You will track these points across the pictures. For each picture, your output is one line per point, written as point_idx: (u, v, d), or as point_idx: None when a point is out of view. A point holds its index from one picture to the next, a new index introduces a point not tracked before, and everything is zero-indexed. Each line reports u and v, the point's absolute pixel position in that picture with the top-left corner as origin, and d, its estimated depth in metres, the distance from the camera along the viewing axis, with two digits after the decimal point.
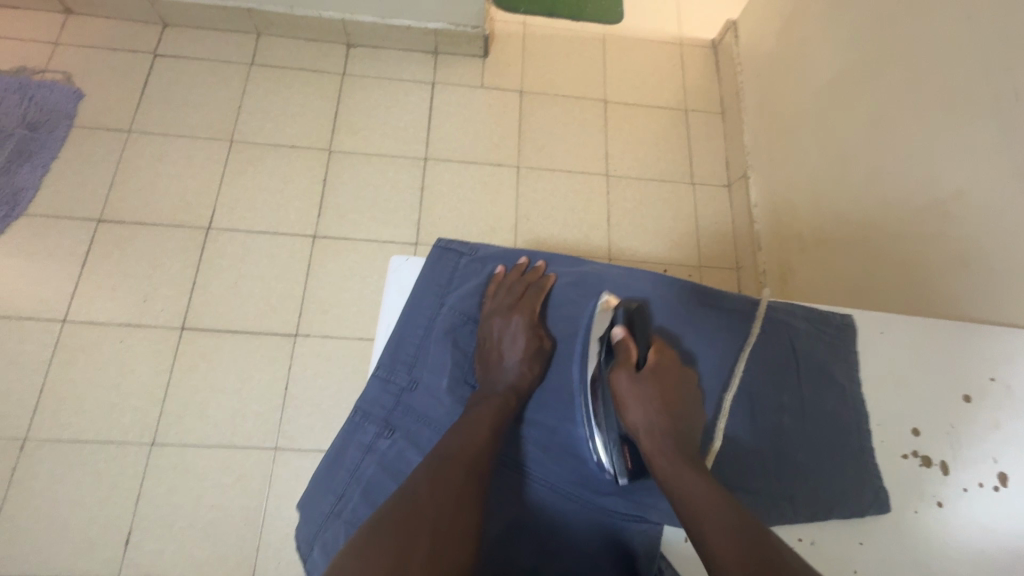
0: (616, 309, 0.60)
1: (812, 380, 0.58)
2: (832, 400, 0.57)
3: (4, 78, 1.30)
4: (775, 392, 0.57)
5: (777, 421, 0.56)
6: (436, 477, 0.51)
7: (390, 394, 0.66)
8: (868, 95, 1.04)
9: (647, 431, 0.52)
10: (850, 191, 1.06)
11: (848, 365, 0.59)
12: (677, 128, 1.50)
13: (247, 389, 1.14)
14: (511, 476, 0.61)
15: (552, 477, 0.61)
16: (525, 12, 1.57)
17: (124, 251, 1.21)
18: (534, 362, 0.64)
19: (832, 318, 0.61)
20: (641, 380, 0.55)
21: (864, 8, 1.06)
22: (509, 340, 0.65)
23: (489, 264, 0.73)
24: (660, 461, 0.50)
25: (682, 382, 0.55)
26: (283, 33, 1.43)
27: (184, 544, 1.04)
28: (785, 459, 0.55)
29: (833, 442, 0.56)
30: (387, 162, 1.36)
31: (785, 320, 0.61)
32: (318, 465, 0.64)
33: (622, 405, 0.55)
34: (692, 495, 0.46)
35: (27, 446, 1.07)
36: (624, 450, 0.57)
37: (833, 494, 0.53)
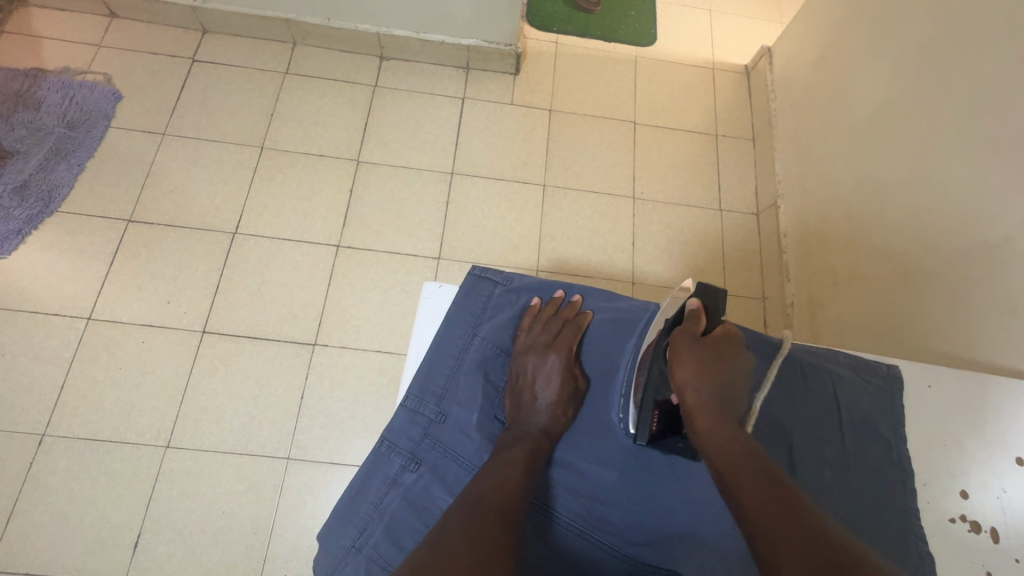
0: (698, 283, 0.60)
1: (856, 435, 0.55)
2: (877, 456, 0.54)
3: (47, 77, 1.34)
4: (816, 443, 0.54)
5: (821, 476, 0.53)
6: (472, 529, 0.49)
7: (418, 426, 0.64)
8: (910, 130, 1.01)
9: (695, 387, 0.52)
10: (889, 227, 1.03)
11: (895, 418, 0.56)
12: (707, 153, 1.48)
13: (263, 396, 1.14)
14: (538, 519, 0.59)
15: (578, 517, 0.59)
16: (558, 31, 1.57)
17: (152, 252, 1.23)
18: (567, 403, 0.64)
19: (877, 366, 0.59)
20: (704, 344, 0.54)
21: (907, 42, 1.04)
22: (543, 381, 0.65)
23: (524, 296, 0.73)
24: (702, 415, 0.50)
25: (741, 357, 0.54)
26: (318, 44, 1.45)
27: (193, 549, 1.04)
28: (827, 516, 0.51)
29: (882, 503, 0.52)
30: (414, 174, 1.36)
31: (829, 367, 0.58)
32: (339, 496, 0.62)
33: (676, 360, 0.54)
34: (727, 451, 0.46)
35: (45, 442, 1.08)
36: (654, 415, 0.58)
37: None
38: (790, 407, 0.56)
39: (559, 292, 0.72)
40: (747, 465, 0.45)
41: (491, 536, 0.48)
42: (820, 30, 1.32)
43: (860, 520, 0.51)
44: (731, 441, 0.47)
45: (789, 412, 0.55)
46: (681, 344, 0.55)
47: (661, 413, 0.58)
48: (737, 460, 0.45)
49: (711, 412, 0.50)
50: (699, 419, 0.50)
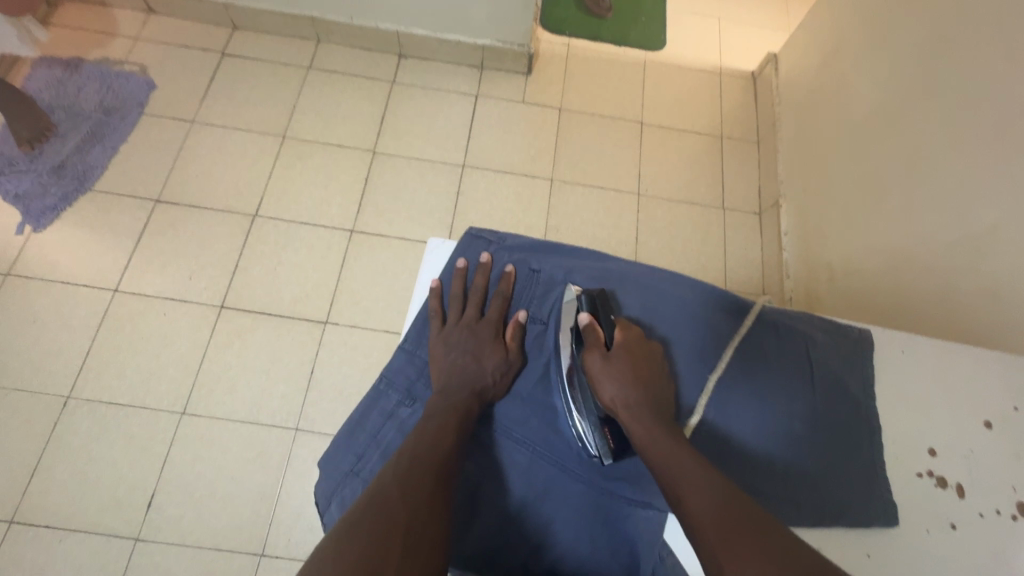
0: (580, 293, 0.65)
1: (825, 390, 0.58)
2: (846, 406, 0.57)
3: (87, 66, 1.43)
4: (787, 398, 0.57)
5: (786, 424, 0.56)
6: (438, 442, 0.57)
7: (415, 367, 0.70)
8: (904, 126, 1.04)
9: (624, 406, 0.56)
10: (883, 221, 1.06)
11: (864, 377, 0.59)
12: (711, 154, 1.52)
13: (276, 370, 1.19)
14: (521, 455, 0.63)
15: (555, 455, 0.63)
16: (570, 35, 1.63)
17: (176, 230, 1.29)
18: (501, 370, 0.66)
19: (851, 332, 0.63)
20: (613, 358, 0.59)
21: (904, 43, 1.08)
22: (477, 347, 0.67)
23: (515, 253, 0.75)
24: (637, 432, 0.54)
25: (651, 360, 0.59)
26: (341, 41, 1.52)
27: (203, 512, 1.08)
28: (789, 463, 0.55)
29: (844, 452, 0.55)
30: (426, 166, 1.42)
31: (803, 329, 0.62)
32: (340, 426, 0.67)
33: (597, 385, 0.59)
34: (666, 460, 0.50)
35: (70, 404, 1.14)
36: (605, 431, 0.60)
37: (840, 503, 0.53)
38: (762, 362, 0.59)
39: (549, 249, 0.74)
40: (685, 474, 0.48)
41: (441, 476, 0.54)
42: (823, 35, 1.35)
43: (818, 465, 0.55)
44: (667, 454, 0.51)
45: (760, 365, 0.59)
46: (595, 369, 0.59)
47: (612, 427, 0.60)
48: (676, 471, 0.49)
49: (642, 430, 0.54)
50: (637, 439, 0.54)
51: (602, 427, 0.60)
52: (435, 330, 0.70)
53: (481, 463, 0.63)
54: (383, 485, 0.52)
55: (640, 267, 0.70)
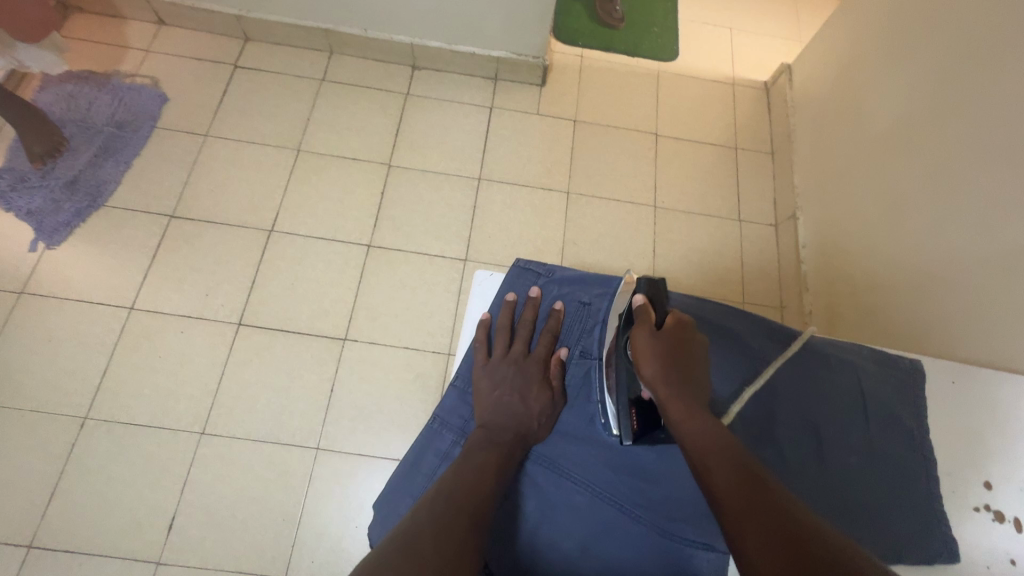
0: (639, 280, 0.67)
1: (880, 423, 0.60)
2: (900, 443, 0.59)
3: (99, 79, 1.41)
4: (844, 432, 0.59)
5: (843, 461, 0.58)
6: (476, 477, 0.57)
7: (466, 405, 0.71)
8: (924, 143, 1.05)
9: (664, 382, 0.57)
10: (905, 237, 1.06)
11: (916, 408, 0.61)
12: (726, 165, 1.52)
13: (295, 388, 1.18)
14: (576, 493, 0.64)
15: (612, 494, 0.63)
16: (583, 46, 1.63)
17: (192, 246, 1.28)
18: (547, 410, 0.67)
19: (902, 364, 0.64)
20: (660, 335, 0.59)
21: (923, 59, 1.08)
22: (525, 387, 0.68)
23: (564, 286, 0.76)
24: (674, 408, 0.55)
25: (699, 345, 0.60)
26: (353, 53, 1.51)
27: (224, 534, 1.07)
28: (851, 499, 0.56)
29: (903, 486, 0.57)
30: (442, 180, 1.41)
31: (855, 361, 0.63)
32: (395, 468, 0.66)
33: (639, 359, 0.59)
34: (702, 439, 0.52)
35: (87, 425, 1.12)
36: (631, 413, 0.62)
37: (906, 539, 0.55)
38: (817, 396, 0.61)
39: (599, 283, 0.75)
40: (720, 455, 0.50)
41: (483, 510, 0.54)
42: (839, 47, 1.35)
43: (879, 504, 0.56)
44: (702, 433, 0.52)
45: (815, 402, 0.61)
46: (640, 343, 0.60)
47: (638, 409, 0.62)
48: (710, 450, 0.50)
49: (679, 406, 0.55)
50: (673, 417, 0.55)
51: (630, 408, 0.62)
52: (483, 362, 0.72)
53: (540, 504, 0.63)
54: (423, 516, 0.51)
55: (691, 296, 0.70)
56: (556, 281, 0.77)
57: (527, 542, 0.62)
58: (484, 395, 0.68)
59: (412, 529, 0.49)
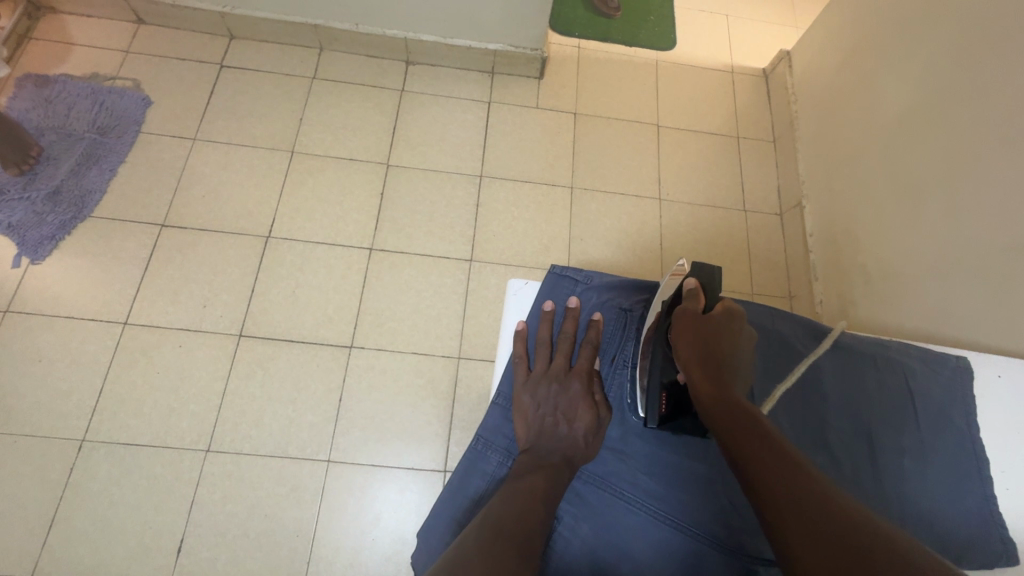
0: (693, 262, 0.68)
1: (930, 424, 0.64)
2: (951, 443, 0.63)
3: (77, 83, 1.34)
4: (895, 433, 0.63)
5: (898, 464, 0.61)
6: (524, 512, 0.54)
7: (510, 423, 0.70)
8: (941, 128, 1.03)
9: (700, 361, 0.58)
10: (923, 224, 1.05)
11: (966, 407, 0.64)
12: (729, 154, 1.50)
13: (302, 399, 1.14)
14: (629, 511, 0.62)
15: (669, 511, 0.61)
16: (579, 36, 1.59)
17: (186, 256, 1.23)
18: (592, 428, 0.65)
19: (947, 360, 0.67)
20: (706, 317, 0.61)
21: (936, 43, 1.07)
22: (569, 407, 0.67)
23: (605, 294, 0.74)
24: (705, 385, 0.56)
25: (740, 333, 0.61)
26: (345, 49, 1.46)
27: (236, 553, 1.04)
28: (909, 504, 0.60)
29: (959, 488, 0.61)
30: (443, 178, 1.37)
31: (903, 360, 0.67)
32: (442, 490, 0.66)
33: (679, 336, 0.62)
34: (729, 411, 0.52)
35: (85, 447, 1.07)
36: (661, 397, 0.63)
37: (965, 543, 0.59)
38: (869, 400, 0.65)
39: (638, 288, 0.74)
40: (747, 422, 0.50)
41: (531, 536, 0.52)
42: (842, 33, 1.34)
43: (938, 505, 0.60)
44: (729, 404, 0.53)
45: (867, 406, 0.64)
46: (682, 322, 0.62)
47: (668, 394, 0.63)
48: (738, 418, 0.51)
49: (711, 381, 0.56)
50: (701, 390, 0.57)
51: (660, 391, 0.63)
52: (522, 379, 0.71)
53: (594, 525, 0.62)
54: (470, 549, 0.48)
55: (732, 301, 0.72)
56: (594, 288, 0.74)
57: (584, 565, 0.60)
58: (525, 414, 0.67)
59: (460, 553, 0.48)
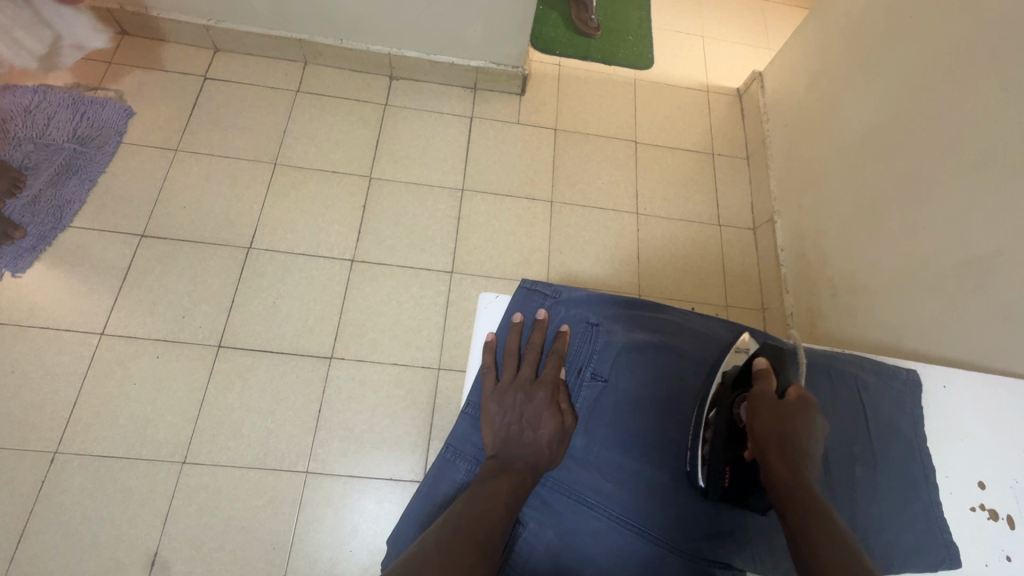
0: (766, 343, 0.64)
1: (880, 434, 0.66)
2: (900, 452, 0.66)
3: (57, 93, 1.34)
4: (848, 443, 0.65)
5: (850, 471, 0.63)
6: (483, 513, 0.55)
7: (478, 432, 0.71)
8: (901, 149, 1.09)
9: (776, 445, 0.54)
10: (885, 241, 1.10)
11: (912, 417, 0.68)
12: (704, 170, 1.55)
13: (282, 409, 1.14)
14: (595, 521, 0.63)
15: (630, 517, 0.63)
16: (560, 55, 1.64)
17: (166, 266, 1.23)
18: (557, 437, 0.65)
19: (898, 373, 0.70)
20: (782, 400, 0.57)
21: (897, 70, 1.13)
22: (534, 415, 0.66)
23: (574, 308, 0.75)
24: (779, 472, 0.52)
25: (815, 423, 0.56)
26: (329, 63, 1.48)
27: (212, 567, 1.03)
28: (859, 511, 0.62)
29: (904, 494, 0.64)
30: (425, 191, 1.39)
31: (856, 372, 0.69)
32: (412, 498, 0.67)
33: (753, 415, 0.57)
34: (805, 507, 0.48)
35: (58, 459, 1.06)
36: (724, 472, 0.60)
37: (909, 547, 0.62)
38: (825, 409, 0.66)
39: (606, 301, 0.74)
40: (826, 527, 0.46)
41: (490, 539, 0.53)
42: (811, 57, 1.40)
43: (886, 510, 0.63)
44: (805, 503, 0.48)
45: (824, 414, 0.66)
46: (756, 404, 0.57)
47: (731, 471, 0.59)
48: (812, 520, 0.46)
49: (787, 466, 0.52)
50: (775, 477, 0.52)
51: (722, 466, 0.60)
52: (490, 388, 0.71)
53: (558, 530, 0.63)
54: (429, 549, 0.50)
55: (694, 316, 0.74)
56: (563, 302, 0.75)
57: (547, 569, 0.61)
58: (492, 422, 0.67)
59: (417, 553, 0.50)
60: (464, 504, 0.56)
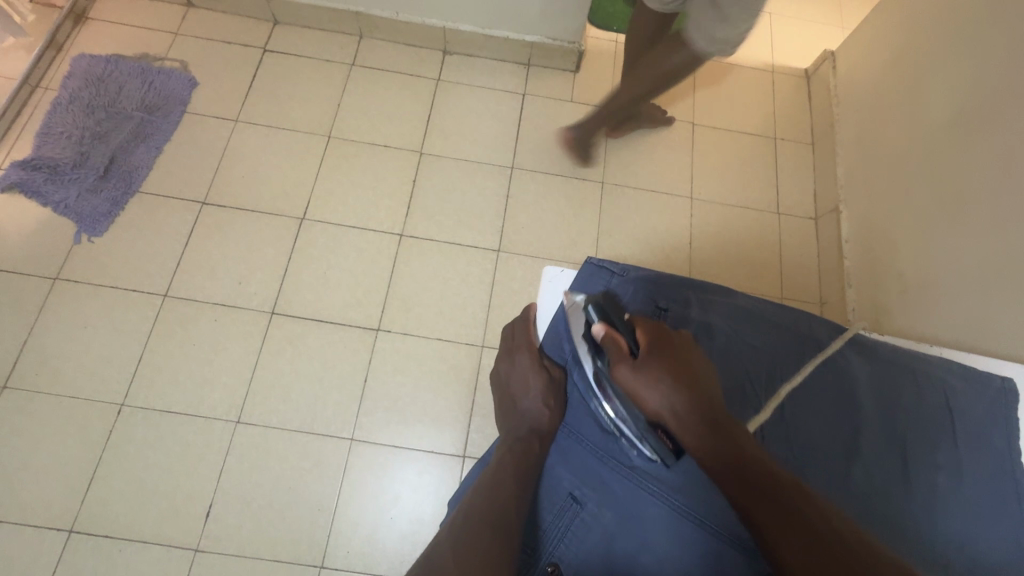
0: (589, 305, 0.62)
1: (967, 441, 0.64)
2: (988, 462, 0.63)
3: (127, 62, 1.39)
4: (932, 450, 0.63)
5: (933, 480, 0.61)
6: (495, 493, 0.64)
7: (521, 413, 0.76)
8: (993, 134, 1.00)
9: (672, 413, 0.53)
10: (967, 233, 1.02)
11: (1006, 427, 0.66)
12: (765, 155, 1.48)
13: (329, 377, 1.17)
14: (657, 507, 0.60)
15: (693, 508, 0.58)
16: (617, 31, 1.57)
17: (225, 233, 1.27)
18: (543, 393, 0.73)
19: (992, 381, 0.70)
20: (642, 363, 0.55)
21: (992, 48, 1.03)
22: (523, 385, 0.76)
23: (640, 288, 0.69)
24: (691, 437, 0.52)
25: (679, 353, 0.56)
26: (383, 37, 1.48)
27: (260, 522, 1.07)
28: (941, 521, 0.60)
29: (992, 508, 0.61)
30: (474, 167, 1.38)
31: (942, 377, 0.68)
32: (471, 473, 0.81)
33: (634, 395, 0.55)
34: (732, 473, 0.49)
35: (124, 412, 1.12)
36: (659, 435, 0.57)
37: (999, 563, 0.59)
38: (904, 412, 0.64)
39: (673, 284, 0.71)
40: (744, 474, 0.48)
41: (501, 514, 0.62)
42: (890, 36, 1.31)
43: (968, 522, 0.60)
44: (724, 452, 0.50)
45: (903, 415, 0.64)
46: (627, 383, 0.55)
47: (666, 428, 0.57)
48: (740, 479, 0.48)
49: (695, 429, 0.52)
50: (691, 443, 0.52)
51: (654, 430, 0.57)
52: (498, 371, 0.84)
53: (616, 513, 0.61)
54: (449, 530, 0.62)
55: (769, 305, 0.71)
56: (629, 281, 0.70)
57: (599, 550, 0.61)
58: (503, 405, 0.80)
59: (445, 537, 0.61)
60: (489, 484, 0.66)
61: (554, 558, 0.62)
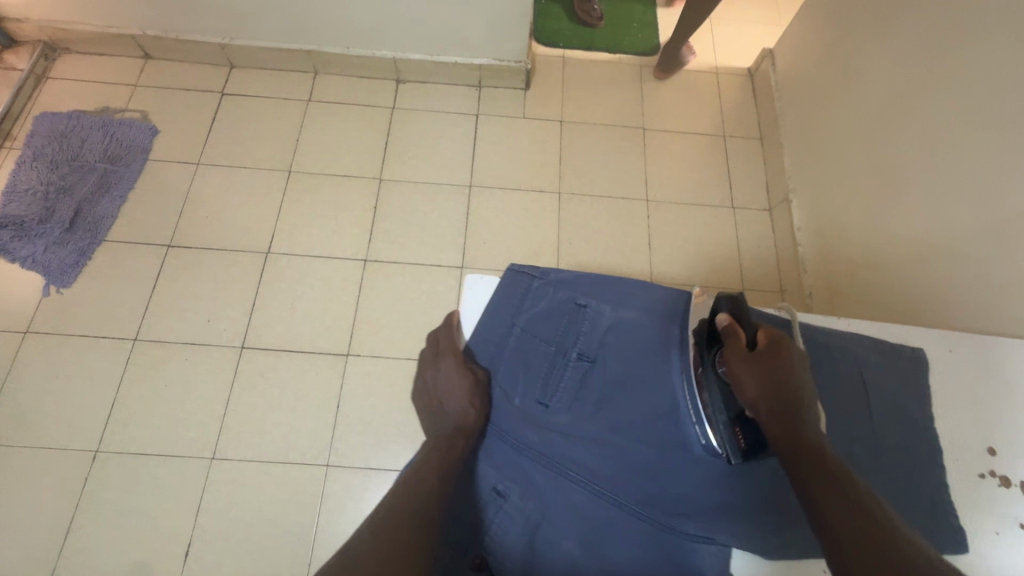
0: (719, 296, 0.63)
1: (884, 412, 0.67)
2: (904, 431, 0.66)
3: (89, 116, 1.43)
4: (849, 423, 0.65)
5: (848, 452, 0.64)
6: (420, 488, 0.59)
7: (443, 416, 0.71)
8: (916, 114, 1.06)
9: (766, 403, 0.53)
10: (906, 209, 1.07)
11: (918, 394, 0.69)
12: (716, 152, 1.52)
13: (302, 406, 1.19)
14: (579, 496, 0.62)
15: (614, 495, 0.61)
16: (564, 46, 1.62)
17: (192, 273, 1.29)
18: (467, 394, 0.69)
19: (903, 351, 0.72)
20: (756, 353, 0.56)
21: (907, 35, 1.09)
22: (447, 388, 0.70)
23: (564, 290, 0.72)
24: (775, 427, 0.52)
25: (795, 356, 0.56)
26: (337, 71, 1.53)
27: (240, 556, 1.07)
28: None
29: (910, 475, 0.64)
30: (433, 189, 1.42)
31: (860, 352, 0.70)
32: None
33: (737, 380, 0.56)
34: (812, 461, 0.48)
35: (99, 458, 1.13)
36: (737, 432, 0.56)
37: (923, 528, 0.61)
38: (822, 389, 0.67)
39: (596, 283, 0.73)
40: (821, 464, 0.47)
41: (424, 508, 0.57)
42: (820, 31, 1.37)
43: (887, 490, 0.63)
44: (805, 443, 0.49)
45: (822, 391, 0.66)
46: (733, 365, 0.56)
47: (744, 428, 0.56)
48: (816, 468, 0.47)
49: (782, 422, 0.51)
50: (774, 433, 0.52)
51: (732, 428, 0.57)
52: (420, 379, 0.77)
53: (539, 503, 0.63)
54: (367, 525, 0.55)
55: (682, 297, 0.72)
56: (554, 283, 0.72)
57: (523, 540, 0.62)
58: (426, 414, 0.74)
59: (359, 535, 0.53)
60: (416, 480, 0.60)
61: (481, 550, 0.61)
